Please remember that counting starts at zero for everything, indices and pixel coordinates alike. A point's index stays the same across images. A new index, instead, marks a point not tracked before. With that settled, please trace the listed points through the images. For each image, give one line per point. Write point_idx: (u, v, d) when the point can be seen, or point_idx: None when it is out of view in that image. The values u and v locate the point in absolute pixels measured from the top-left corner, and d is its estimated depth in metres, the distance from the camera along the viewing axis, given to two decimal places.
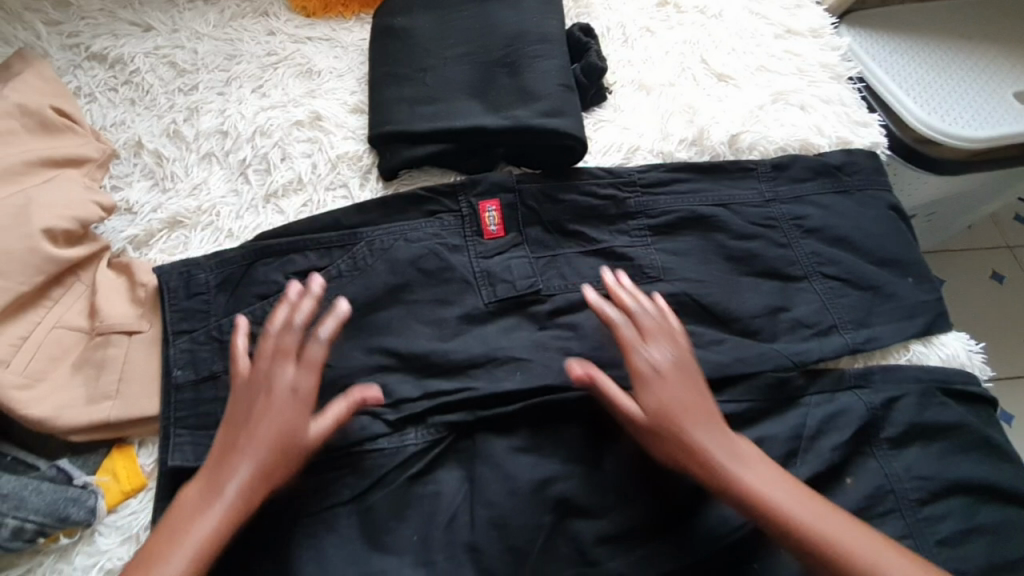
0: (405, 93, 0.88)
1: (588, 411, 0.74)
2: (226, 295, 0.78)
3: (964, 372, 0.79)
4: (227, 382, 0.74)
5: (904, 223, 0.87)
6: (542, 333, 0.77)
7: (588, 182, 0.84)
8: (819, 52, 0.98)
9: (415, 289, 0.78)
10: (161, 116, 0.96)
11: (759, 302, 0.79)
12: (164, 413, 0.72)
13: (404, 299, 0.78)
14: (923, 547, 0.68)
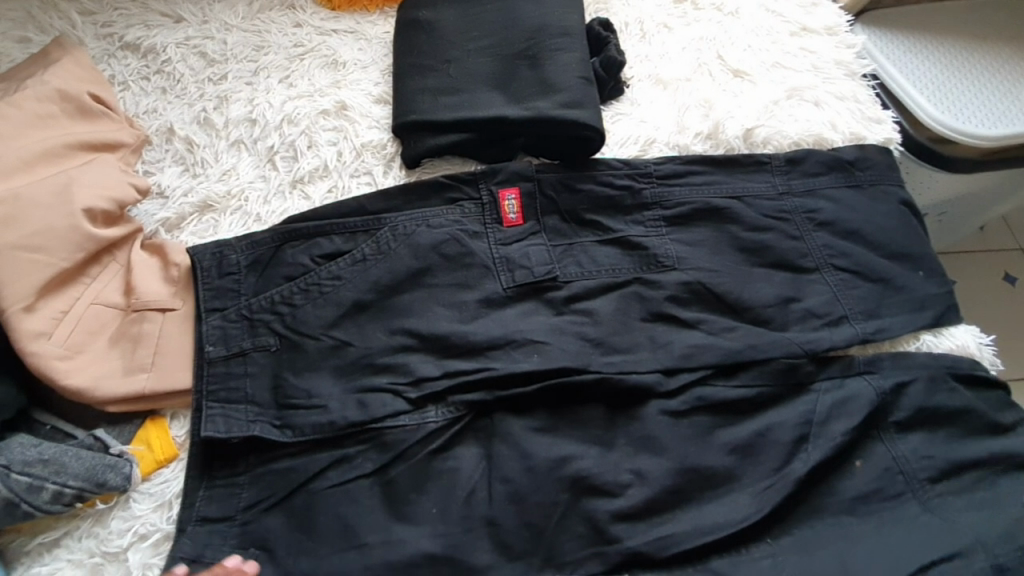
0: (429, 84, 0.91)
1: (603, 394, 0.76)
2: (255, 276, 0.81)
3: (972, 364, 0.80)
4: (257, 359, 0.77)
5: (916, 218, 0.88)
6: (559, 317, 0.79)
7: (605, 174, 0.86)
8: (835, 49, 1.00)
9: (436, 273, 0.81)
10: (191, 104, 0.99)
11: (772, 292, 0.81)
12: (195, 387, 0.75)
13: (426, 283, 0.81)
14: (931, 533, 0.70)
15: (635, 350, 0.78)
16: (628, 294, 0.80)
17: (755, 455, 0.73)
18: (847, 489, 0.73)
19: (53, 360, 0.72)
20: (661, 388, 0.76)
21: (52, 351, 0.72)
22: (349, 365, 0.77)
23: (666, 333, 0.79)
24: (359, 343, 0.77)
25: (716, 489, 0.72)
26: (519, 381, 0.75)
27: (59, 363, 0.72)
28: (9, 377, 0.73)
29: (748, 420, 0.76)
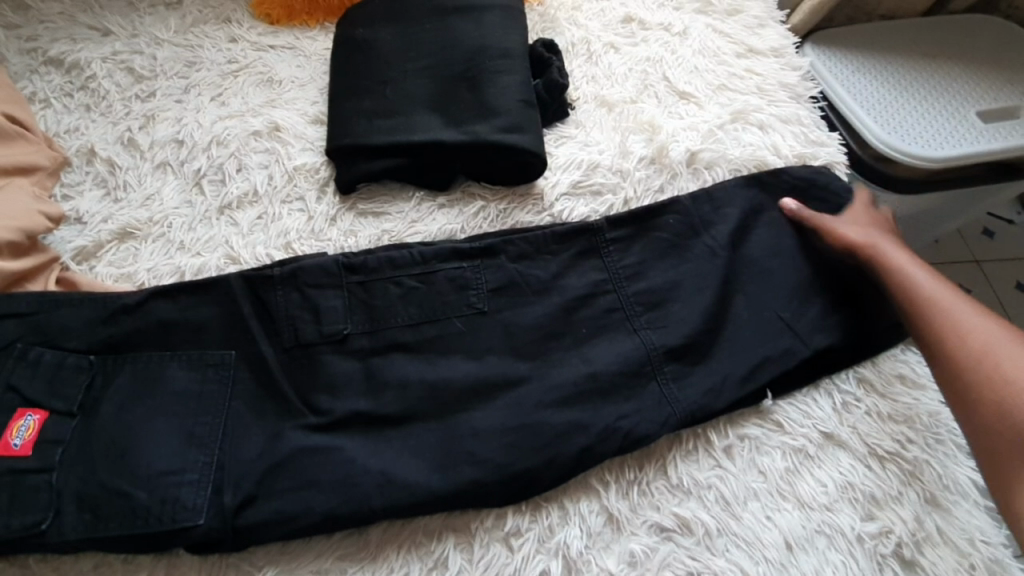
0: (364, 105, 0.87)
1: (394, 535, 0.66)
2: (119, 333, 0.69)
3: (929, 394, 0.76)
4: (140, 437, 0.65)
5: (769, 299, 0.78)
6: (317, 434, 0.67)
7: (393, 262, 0.74)
8: (780, 71, 0.99)
9: (206, 394, 0.68)
10: (116, 123, 0.94)
11: (655, 350, 0.74)
12: None
13: (182, 407, 0.67)
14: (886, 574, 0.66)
15: (426, 469, 0.66)
16: (558, 328, 0.74)
17: (698, 495, 0.70)
18: (802, 533, 0.68)
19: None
20: (582, 459, 0.67)
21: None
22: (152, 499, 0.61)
23: (598, 356, 0.73)
24: (193, 442, 0.65)
25: (657, 532, 0.68)
26: (395, 464, 0.65)
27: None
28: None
29: (692, 457, 0.72)
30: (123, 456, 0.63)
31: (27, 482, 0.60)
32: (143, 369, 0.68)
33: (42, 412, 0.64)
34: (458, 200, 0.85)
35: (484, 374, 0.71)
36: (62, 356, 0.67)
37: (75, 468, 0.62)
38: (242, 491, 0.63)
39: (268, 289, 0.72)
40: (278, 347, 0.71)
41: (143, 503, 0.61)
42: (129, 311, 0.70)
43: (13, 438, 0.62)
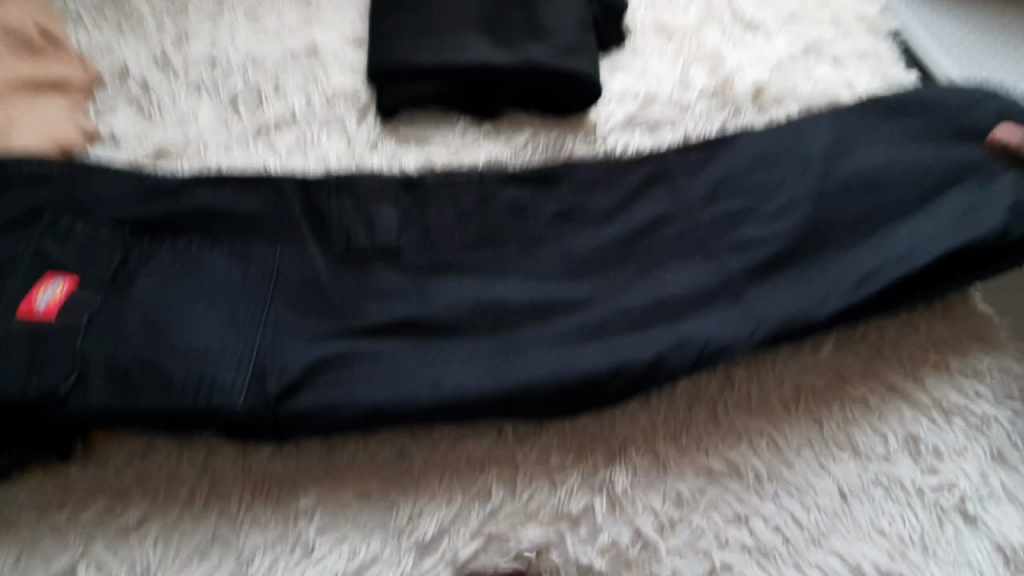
0: (409, 23, 0.81)
1: (437, 462, 0.65)
2: (160, 215, 0.69)
3: (1003, 351, 0.71)
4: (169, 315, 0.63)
5: (845, 234, 0.73)
6: (361, 341, 0.65)
7: (450, 183, 0.73)
8: (858, 3, 0.91)
9: (250, 289, 0.66)
10: (149, 41, 0.90)
11: (715, 289, 0.69)
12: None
13: (224, 294, 0.65)
14: (947, 529, 0.63)
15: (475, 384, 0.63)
16: (610, 264, 0.70)
17: (750, 440, 0.67)
18: (856, 480, 0.65)
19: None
20: (634, 394, 0.65)
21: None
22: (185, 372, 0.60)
23: (648, 292, 0.69)
24: (232, 328, 0.63)
25: (706, 475, 0.66)
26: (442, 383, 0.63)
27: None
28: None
29: (745, 402, 0.69)
30: (162, 333, 0.62)
31: (60, 340, 0.60)
32: (184, 255, 0.67)
33: (70, 279, 0.64)
34: (505, 128, 0.80)
35: (539, 301, 0.67)
36: (99, 231, 0.67)
37: (109, 335, 0.61)
38: (283, 374, 0.61)
39: (319, 193, 0.71)
40: (327, 256, 0.69)
41: (179, 374, 0.60)
42: (171, 194, 0.70)
43: (41, 299, 0.62)
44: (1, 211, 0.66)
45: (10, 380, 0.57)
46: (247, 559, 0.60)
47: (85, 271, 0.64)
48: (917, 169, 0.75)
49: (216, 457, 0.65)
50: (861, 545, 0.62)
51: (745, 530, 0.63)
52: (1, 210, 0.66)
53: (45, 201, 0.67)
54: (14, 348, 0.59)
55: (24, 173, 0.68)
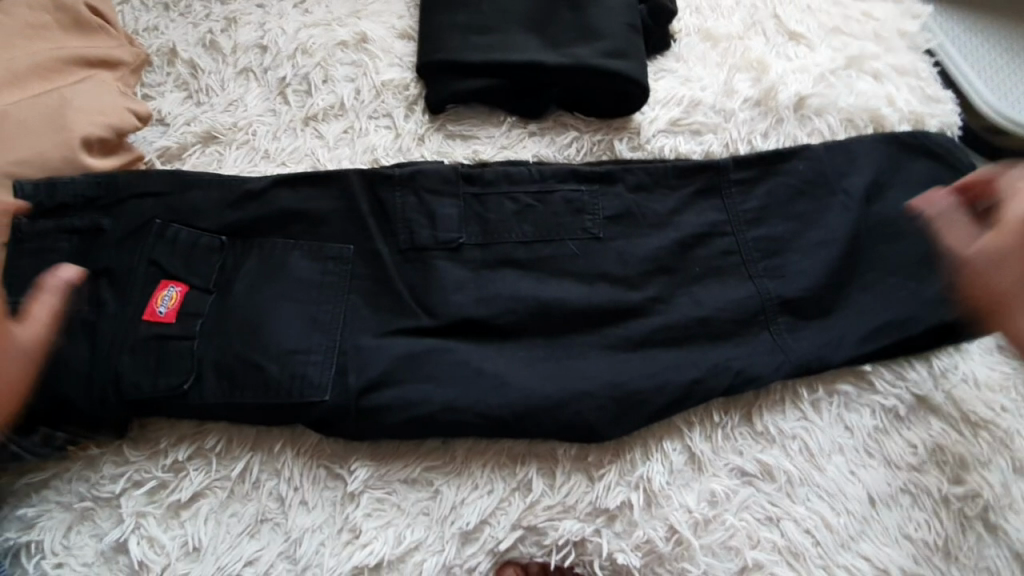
0: (460, 18, 0.82)
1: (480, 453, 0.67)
2: (246, 218, 0.70)
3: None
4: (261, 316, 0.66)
5: (885, 251, 0.75)
6: (419, 337, 0.68)
7: (512, 183, 0.74)
8: (899, 19, 0.92)
9: (328, 287, 0.68)
10: (196, 24, 0.91)
11: (753, 299, 0.72)
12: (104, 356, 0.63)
13: (310, 294, 0.68)
14: (968, 536, 0.66)
15: (525, 383, 0.66)
16: (652, 268, 0.73)
17: (782, 444, 0.69)
18: (884, 487, 0.67)
19: (32, 277, 0.65)
20: (673, 394, 0.67)
21: (27, 267, 0.65)
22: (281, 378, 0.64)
23: (710, 299, 0.71)
24: (317, 329, 0.66)
25: (738, 476, 0.68)
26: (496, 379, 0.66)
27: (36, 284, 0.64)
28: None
29: (779, 408, 0.71)
30: (256, 333, 0.65)
31: (173, 347, 0.64)
32: (269, 255, 0.69)
33: (183, 285, 0.66)
34: (550, 128, 0.82)
35: (591, 304, 0.70)
36: (196, 237, 0.68)
37: (215, 339, 0.65)
38: (366, 375, 0.65)
39: (387, 189, 0.72)
40: (392, 248, 0.71)
41: (276, 377, 0.63)
42: (254, 196, 0.70)
43: (158, 306, 0.65)
44: (105, 222, 0.67)
45: (137, 381, 0.62)
46: (296, 539, 0.62)
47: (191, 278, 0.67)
48: (950, 192, 0.78)
49: (266, 439, 0.66)
50: (888, 550, 0.65)
51: (775, 529, 0.66)
52: (107, 223, 0.68)
53: (137, 208, 0.68)
54: (135, 355, 0.63)
55: (126, 185, 0.69)
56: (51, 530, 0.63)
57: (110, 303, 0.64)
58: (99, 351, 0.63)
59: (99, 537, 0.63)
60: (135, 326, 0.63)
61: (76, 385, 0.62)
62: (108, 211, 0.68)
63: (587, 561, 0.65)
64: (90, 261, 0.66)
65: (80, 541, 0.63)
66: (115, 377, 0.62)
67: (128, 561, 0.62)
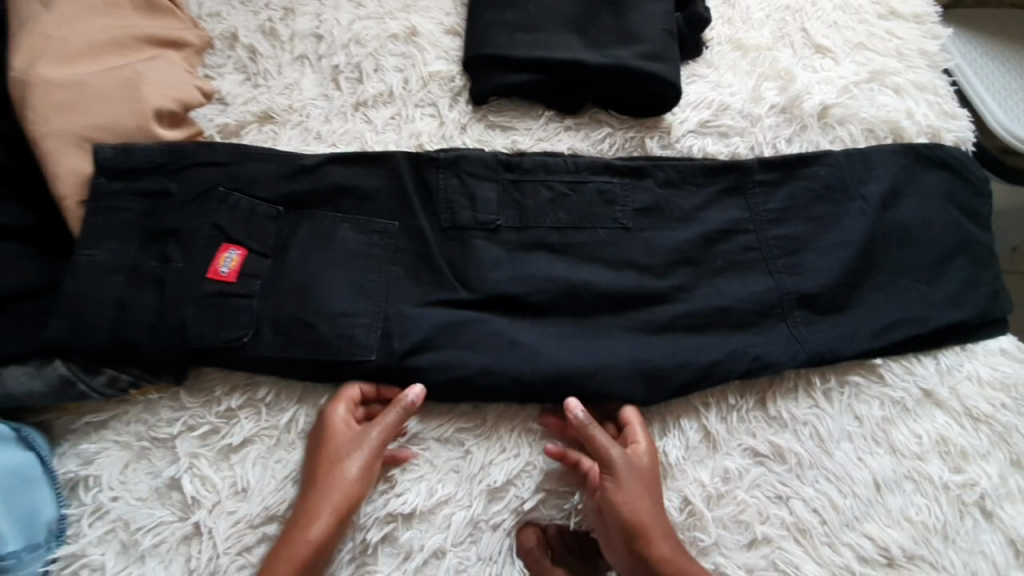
0: (507, 17, 0.87)
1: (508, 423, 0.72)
2: (301, 190, 0.74)
3: None
4: (311, 283, 0.71)
5: (900, 254, 0.79)
6: (458, 309, 0.72)
7: (548, 172, 0.77)
8: (922, 38, 0.96)
9: (373, 259, 0.73)
10: (256, 12, 0.95)
11: (771, 290, 0.76)
12: (165, 310, 0.67)
13: (356, 264, 0.73)
14: (961, 521, 0.71)
15: (554, 357, 0.71)
16: (679, 258, 0.76)
17: (793, 428, 0.74)
18: (885, 472, 0.72)
19: (104, 234, 0.70)
20: (692, 377, 0.72)
21: (98, 223, 0.70)
22: (330, 339, 0.69)
23: (730, 291, 0.75)
24: (363, 296, 0.71)
25: (750, 455, 0.73)
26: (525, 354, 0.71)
27: (108, 240, 0.69)
28: (51, 259, 0.71)
29: (792, 395, 0.75)
30: (309, 295, 0.70)
31: (233, 303, 0.69)
32: (320, 226, 0.74)
33: (243, 249, 0.72)
34: (585, 124, 0.87)
35: (618, 286, 0.74)
36: (255, 204, 0.73)
37: (271, 298, 0.71)
38: (409, 339, 0.70)
39: (431, 171, 0.76)
40: (434, 226, 0.75)
41: (326, 335, 0.69)
42: (307, 171, 0.75)
43: (221, 266, 0.70)
44: (171, 186, 0.73)
45: (200, 333, 0.68)
46: None
47: (249, 241, 0.72)
48: (961, 202, 0.82)
49: (313, 398, 0.72)
50: (890, 531, 0.70)
51: (780, 506, 0.71)
52: (174, 187, 0.73)
53: (202, 176, 0.73)
54: (200, 309, 0.68)
55: (193, 154, 0.74)
56: (109, 468, 0.69)
57: (177, 260, 0.69)
58: (165, 302, 0.67)
59: (154, 475, 0.70)
60: (200, 283, 0.69)
61: (144, 332, 0.67)
62: (175, 176, 0.73)
63: None
64: (157, 221, 0.71)
65: (136, 477, 0.69)
66: (180, 327, 0.67)
67: (180, 497, 0.69)
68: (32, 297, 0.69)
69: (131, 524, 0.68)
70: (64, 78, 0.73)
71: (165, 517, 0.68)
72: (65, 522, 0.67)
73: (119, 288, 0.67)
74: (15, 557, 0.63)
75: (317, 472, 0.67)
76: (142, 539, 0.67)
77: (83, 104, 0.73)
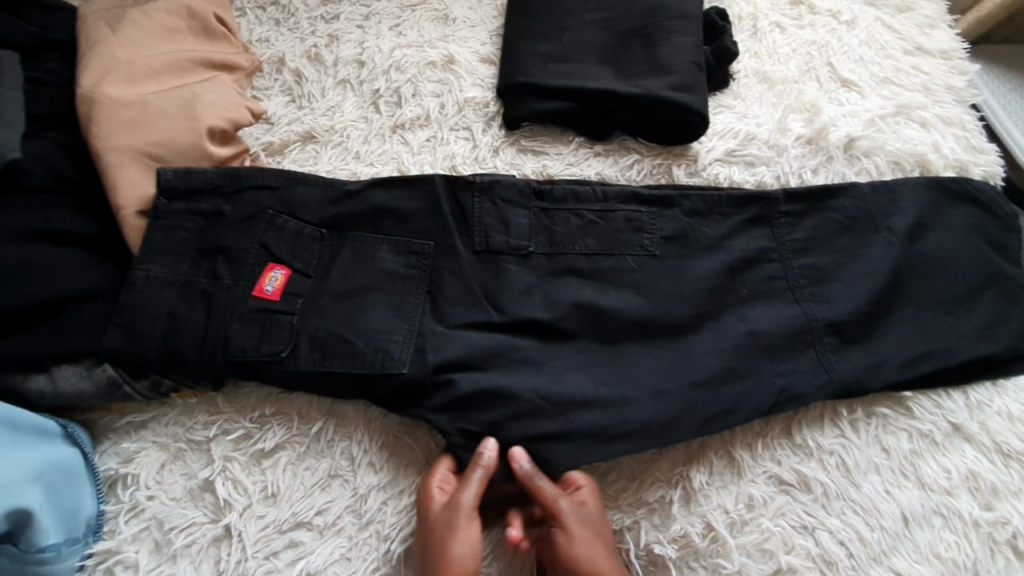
0: (541, 48, 0.92)
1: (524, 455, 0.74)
2: (344, 213, 0.78)
3: None
4: (351, 307, 0.74)
5: (928, 286, 0.79)
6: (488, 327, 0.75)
7: (578, 202, 0.79)
8: (948, 74, 0.97)
9: (408, 282, 0.76)
10: (303, 38, 1.00)
11: (796, 319, 0.76)
12: (212, 325, 0.71)
13: (392, 288, 0.75)
14: (991, 559, 0.70)
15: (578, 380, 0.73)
16: (704, 283, 0.77)
17: (820, 458, 0.73)
18: (912, 506, 0.71)
19: (159, 252, 0.74)
20: (714, 403, 0.72)
21: (157, 240, 0.75)
22: (366, 354, 0.71)
23: (756, 318, 0.76)
24: (399, 319, 0.74)
25: (775, 484, 0.72)
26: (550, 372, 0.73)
27: (164, 258, 0.74)
28: (110, 266, 0.76)
29: (818, 424, 0.75)
30: (349, 315, 0.73)
31: (276, 320, 0.72)
32: (361, 247, 0.77)
33: (287, 269, 0.75)
34: (614, 151, 0.90)
35: (644, 310, 0.76)
36: (300, 226, 0.77)
37: (311, 316, 0.73)
38: (442, 356, 0.72)
39: (468, 193, 0.79)
40: (468, 248, 0.78)
41: (361, 350, 0.71)
42: (351, 196, 0.79)
43: (266, 284, 0.74)
44: (225, 209, 0.77)
45: (242, 346, 0.71)
46: (362, 495, 0.71)
47: (294, 263, 0.75)
48: (990, 237, 0.82)
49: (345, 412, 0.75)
50: (919, 567, 0.69)
51: (805, 535, 0.70)
52: (228, 209, 0.77)
53: (253, 199, 0.78)
54: (244, 324, 0.71)
55: (246, 178, 0.78)
56: (146, 466, 0.72)
57: (226, 278, 0.73)
58: (213, 316, 0.71)
59: (189, 476, 0.72)
60: (243, 299, 0.72)
61: (192, 345, 0.71)
62: (228, 198, 0.78)
63: (624, 549, 0.71)
64: (211, 240, 0.75)
65: (172, 477, 0.72)
66: (224, 339, 0.71)
67: (213, 500, 0.71)
68: (87, 299, 0.72)
69: (164, 524, 0.70)
70: (127, 97, 0.79)
71: (197, 518, 0.70)
72: (103, 518, 0.70)
73: (171, 303, 0.72)
74: (55, 550, 0.65)
75: (426, 538, 0.66)
76: (174, 538, 0.69)
77: (142, 121, 0.79)
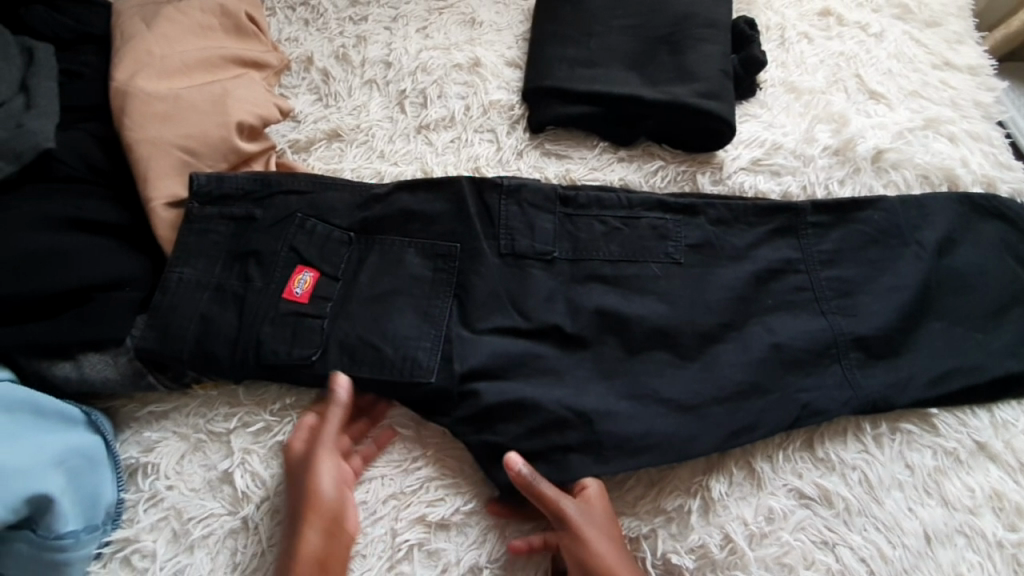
0: (568, 53, 0.92)
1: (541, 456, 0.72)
2: (372, 218, 0.79)
3: None
4: (378, 312, 0.74)
5: (956, 301, 0.78)
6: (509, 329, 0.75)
7: (604, 210, 0.79)
8: (977, 89, 0.96)
9: (433, 285, 0.76)
10: (331, 39, 1.01)
11: (820, 331, 0.75)
12: (242, 327, 0.72)
13: (418, 292, 0.76)
14: None
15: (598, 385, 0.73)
16: (727, 292, 0.77)
17: (842, 472, 0.72)
18: (935, 524, 0.69)
19: (192, 253, 0.75)
20: (734, 412, 0.72)
21: (190, 243, 0.75)
22: (395, 361, 0.72)
23: (779, 329, 0.75)
24: (425, 324, 0.74)
25: (796, 497, 0.71)
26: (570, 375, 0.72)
27: (197, 260, 0.75)
28: (138, 257, 0.77)
29: (840, 437, 0.74)
30: (377, 321, 0.74)
31: (307, 324, 0.73)
32: (389, 251, 0.77)
33: (316, 271, 0.75)
34: (638, 157, 0.89)
35: (666, 316, 0.75)
36: (329, 230, 0.78)
37: (340, 320, 0.74)
38: (468, 364, 0.72)
39: (494, 196, 0.79)
40: (493, 251, 0.78)
41: (390, 356, 0.72)
42: (379, 200, 0.79)
43: (295, 287, 0.75)
44: (256, 212, 0.78)
45: (274, 349, 0.72)
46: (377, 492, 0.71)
47: (322, 266, 0.76)
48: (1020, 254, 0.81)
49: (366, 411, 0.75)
50: None
51: (825, 549, 0.69)
52: (259, 213, 0.78)
53: (284, 203, 0.78)
54: (275, 328, 0.72)
55: (277, 182, 0.79)
56: (166, 456, 0.72)
57: (256, 280, 0.74)
58: (244, 319, 0.72)
59: (209, 467, 0.72)
60: (272, 295, 0.73)
61: (223, 346, 0.72)
62: (259, 202, 0.79)
63: (639, 557, 0.70)
64: (242, 243, 0.76)
65: (191, 468, 0.72)
66: (256, 342, 0.72)
67: (231, 491, 0.71)
68: (115, 288, 0.73)
69: (183, 514, 0.70)
70: (160, 92, 0.80)
71: (215, 509, 0.70)
72: (122, 505, 0.70)
73: (204, 306, 0.73)
74: (74, 536, 0.66)
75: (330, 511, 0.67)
76: (192, 529, 0.69)
77: (174, 115, 0.80)
